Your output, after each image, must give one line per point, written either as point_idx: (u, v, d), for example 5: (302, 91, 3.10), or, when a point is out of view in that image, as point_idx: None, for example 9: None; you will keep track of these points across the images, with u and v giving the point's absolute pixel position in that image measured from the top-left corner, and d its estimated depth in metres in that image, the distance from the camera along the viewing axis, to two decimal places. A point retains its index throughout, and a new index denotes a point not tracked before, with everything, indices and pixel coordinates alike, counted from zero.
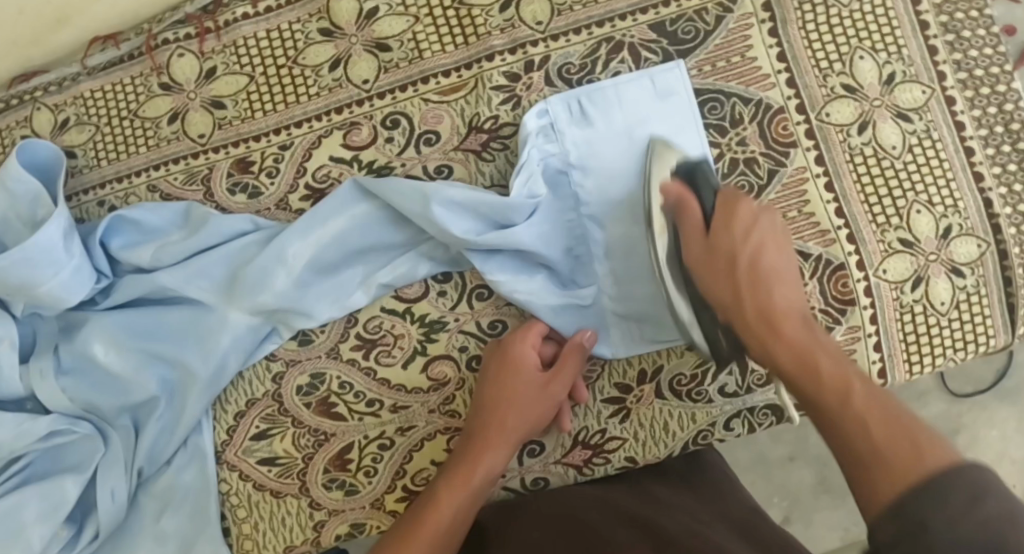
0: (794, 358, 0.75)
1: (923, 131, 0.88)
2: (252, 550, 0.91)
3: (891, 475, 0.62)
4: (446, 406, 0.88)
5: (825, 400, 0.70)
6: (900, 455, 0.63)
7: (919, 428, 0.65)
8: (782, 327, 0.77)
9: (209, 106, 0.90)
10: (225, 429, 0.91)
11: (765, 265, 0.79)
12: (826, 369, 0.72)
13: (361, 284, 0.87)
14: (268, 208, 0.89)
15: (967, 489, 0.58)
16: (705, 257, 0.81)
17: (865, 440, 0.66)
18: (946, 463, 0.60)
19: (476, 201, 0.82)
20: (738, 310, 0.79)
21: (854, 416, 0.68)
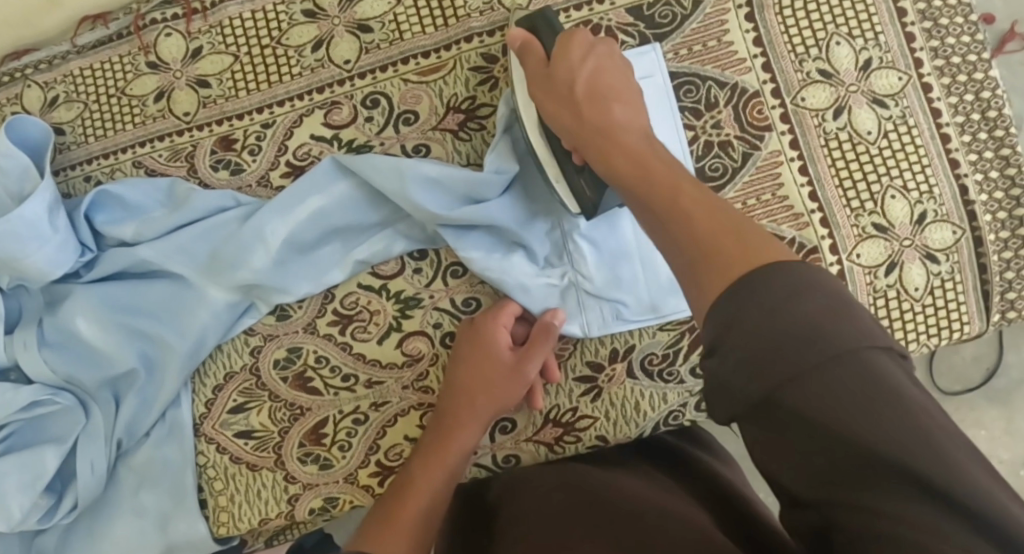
0: (627, 164, 0.70)
1: (899, 117, 0.88)
2: (228, 522, 0.92)
3: (718, 271, 0.56)
4: (420, 382, 0.89)
5: (653, 197, 0.65)
6: (727, 262, 0.56)
7: (738, 219, 0.60)
8: (618, 135, 0.74)
9: (194, 85, 0.91)
10: (203, 402, 0.92)
11: (602, 85, 0.78)
12: (656, 171, 0.68)
13: (338, 261, 0.88)
14: (250, 185, 0.90)
15: (789, 283, 0.53)
16: (549, 84, 0.79)
17: (698, 224, 0.61)
18: (771, 256, 0.55)
19: (450, 176, 0.85)
20: (576, 124, 0.77)
21: (673, 205, 0.63)
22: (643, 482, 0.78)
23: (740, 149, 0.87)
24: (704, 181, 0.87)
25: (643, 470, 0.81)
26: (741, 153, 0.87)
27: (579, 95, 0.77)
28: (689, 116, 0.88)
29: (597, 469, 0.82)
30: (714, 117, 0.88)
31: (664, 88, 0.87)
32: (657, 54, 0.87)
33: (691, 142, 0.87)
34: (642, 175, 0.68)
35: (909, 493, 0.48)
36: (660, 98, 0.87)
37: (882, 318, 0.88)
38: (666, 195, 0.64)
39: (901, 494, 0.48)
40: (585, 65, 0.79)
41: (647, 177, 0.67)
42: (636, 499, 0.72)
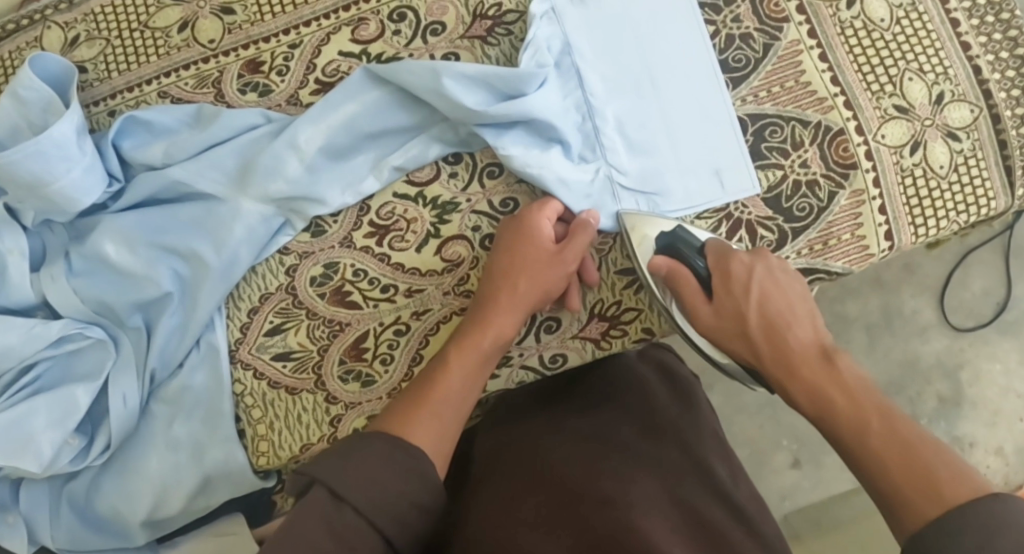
0: (809, 400, 0.76)
1: (909, 4, 0.91)
2: (269, 451, 0.90)
3: (913, 513, 0.66)
4: (462, 286, 0.88)
5: (841, 433, 0.73)
6: (948, 485, 0.66)
7: (925, 445, 0.69)
8: (800, 370, 0.78)
9: (219, 13, 0.92)
10: (238, 327, 0.90)
11: (773, 313, 0.81)
12: (839, 403, 0.74)
13: (373, 169, 0.88)
14: (279, 104, 0.91)
15: (986, 521, 0.62)
16: (729, 331, 0.83)
17: (893, 463, 0.69)
18: (964, 499, 0.64)
19: (487, 74, 0.83)
20: (752, 355, 0.82)
21: (863, 436, 0.71)
22: (618, 454, 0.80)
23: (761, 41, 0.90)
24: (728, 72, 0.89)
25: (616, 426, 0.83)
26: (762, 44, 0.90)
27: (767, 307, 0.81)
28: (709, 12, 0.90)
29: (582, 428, 0.83)
30: (733, 11, 0.90)
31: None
32: None
33: (713, 37, 0.90)
34: (837, 430, 0.73)
35: None
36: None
37: (911, 197, 0.90)
38: (853, 432, 0.72)
39: None
40: (754, 277, 0.82)
41: (842, 417, 0.73)
42: (617, 497, 0.74)
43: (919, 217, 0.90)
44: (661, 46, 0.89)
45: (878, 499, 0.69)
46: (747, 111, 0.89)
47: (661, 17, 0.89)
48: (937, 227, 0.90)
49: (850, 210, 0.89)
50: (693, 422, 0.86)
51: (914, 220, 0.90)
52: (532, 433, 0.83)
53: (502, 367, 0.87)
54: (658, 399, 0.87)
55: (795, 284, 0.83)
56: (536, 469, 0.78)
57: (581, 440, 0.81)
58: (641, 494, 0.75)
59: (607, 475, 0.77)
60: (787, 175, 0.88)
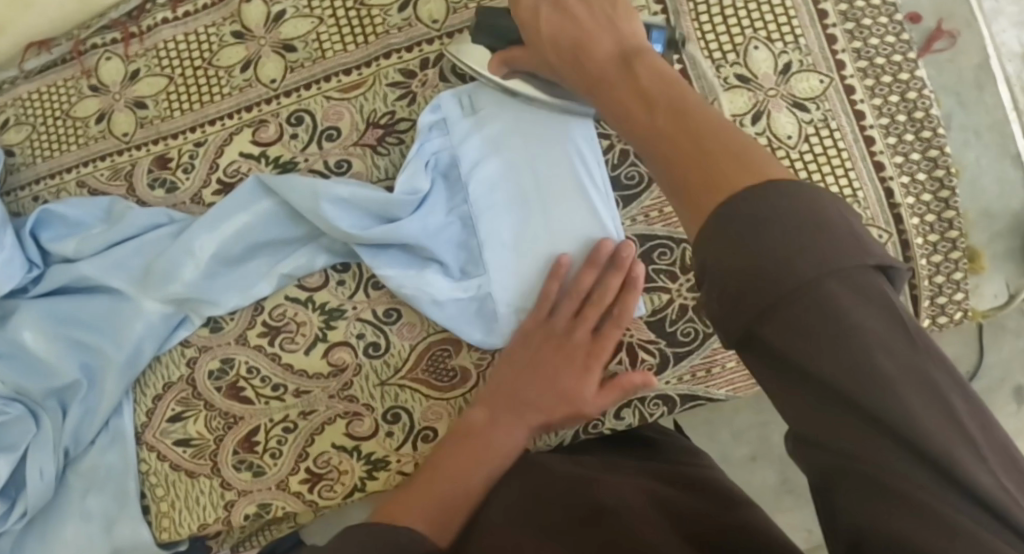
0: (631, 93, 0.65)
1: (821, 120, 0.87)
2: (170, 528, 0.95)
3: (695, 201, 0.53)
4: (345, 391, 0.90)
5: (638, 125, 0.62)
6: (735, 171, 0.53)
7: (702, 116, 0.58)
8: (602, 77, 0.69)
9: (133, 106, 0.95)
10: (144, 411, 0.95)
11: (587, 39, 0.73)
12: (652, 92, 0.63)
13: (265, 275, 0.90)
14: (184, 203, 0.94)
15: (800, 208, 0.49)
16: (556, 48, 0.76)
17: (679, 139, 0.57)
18: (756, 180, 0.51)
19: (364, 198, 0.85)
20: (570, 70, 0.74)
21: (673, 159, 0.57)
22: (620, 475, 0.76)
23: None
24: (619, 189, 0.88)
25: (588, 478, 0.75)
26: None
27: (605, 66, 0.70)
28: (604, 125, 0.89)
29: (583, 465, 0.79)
30: None
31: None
32: None
33: (606, 151, 0.89)
34: (650, 124, 0.61)
35: (920, 465, 0.46)
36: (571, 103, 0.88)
37: None
38: (642, 140, 0.61)
39: (918, 468, 0.46)
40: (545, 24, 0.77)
41: (694, 131, 0.57)
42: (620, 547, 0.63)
43: None
44: (551, 160, 0.87)
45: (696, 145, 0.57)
46: (637, 231, 0.88)
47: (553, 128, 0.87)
48: None
49: None
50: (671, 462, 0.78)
51: None
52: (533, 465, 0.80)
53: (381, 471, 0.90)
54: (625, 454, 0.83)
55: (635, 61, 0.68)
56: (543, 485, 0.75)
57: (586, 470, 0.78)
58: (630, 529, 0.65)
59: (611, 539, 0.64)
60: (673, 299, 0.87)
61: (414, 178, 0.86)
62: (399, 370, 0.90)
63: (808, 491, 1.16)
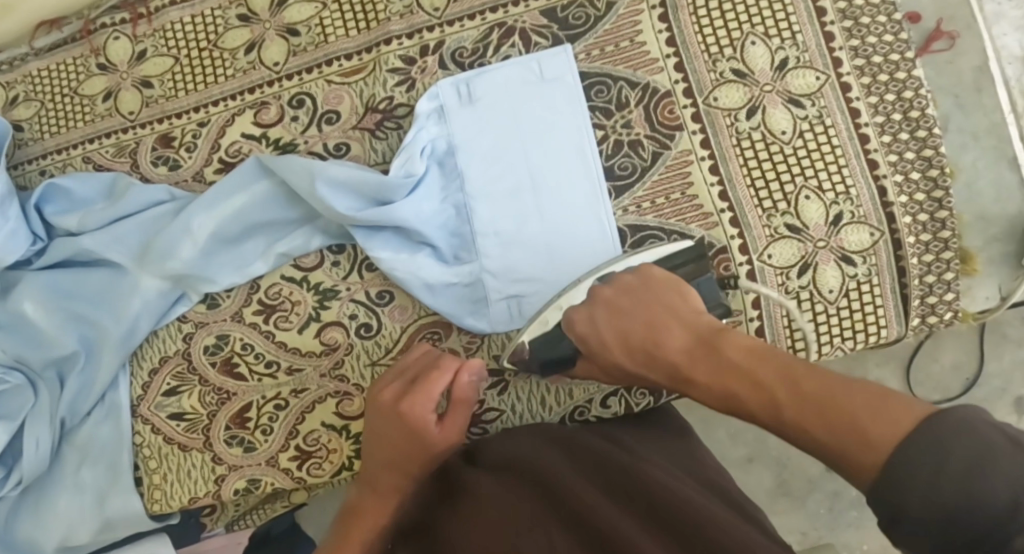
0: (723, 387, 0.69)
1: (815, 117, 0.87)
2: (161, 500, 0.97)
3: (847, 454, 0.60)
4: (336, 370, 0.92)
5: (759, 416, 0.67)
6: (883, 433, 0.59)
7: (827, 382, 0.64)
8: (733, 387, 0.69)
9: (139, 86, 0.97)
10: (140, 384, 0.97)
11: (692, 346, 0.73)
12: (745, 392, 0.67)
13: (260, 254, 0.92)
14: (186, 180, 0.95)
15: (958, 434, 0.57)
16: (638, 359, 0.77)
17: (765, 371, 0.67)
18: (892, 439, 0.59)
19: (360, 181, 0.86)
20: (666, 377, 0.75)
21: (802, 432, 0.63)
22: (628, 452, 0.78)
23: (650, 149, 0.88)
24: (612, 180, 0.88)
25: (597, 451, 0.77)
26: (651, 152, 0.88)
27: (642, 329, 0.76)
28: (600, 116, 0.88)
29: (589, 433, 0.82)
30: (625, 116, 0.88)
31: (572, 88, 0.88)
32: (569, 55, 0.88)
33: (601, 142, 0.88)
34: (700, 369, 0.71)
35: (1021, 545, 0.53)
36: (567, 95, 0.88)
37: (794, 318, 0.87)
38: (730, 403, 0.69)
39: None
40: (632, 324, 0.77)
41: (746, 401, 0.68)
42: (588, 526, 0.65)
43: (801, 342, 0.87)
44: (545, 149, 0.88)
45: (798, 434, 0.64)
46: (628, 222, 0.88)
47: (549, 120, 0.88)
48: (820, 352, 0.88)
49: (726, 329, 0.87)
50: (696, 469, 0.78)
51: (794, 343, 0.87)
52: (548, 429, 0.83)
53: None
54: (627, 426, 0.86)
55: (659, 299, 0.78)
56: (550, 449, 0.77)
57: (594, 438, 0.80)
58: (602, 504, 0.68)
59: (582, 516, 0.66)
60: None
61: (410, 163, 0.87)
62: (390, 351, 0.90)
63: (804, 493, 1.18)
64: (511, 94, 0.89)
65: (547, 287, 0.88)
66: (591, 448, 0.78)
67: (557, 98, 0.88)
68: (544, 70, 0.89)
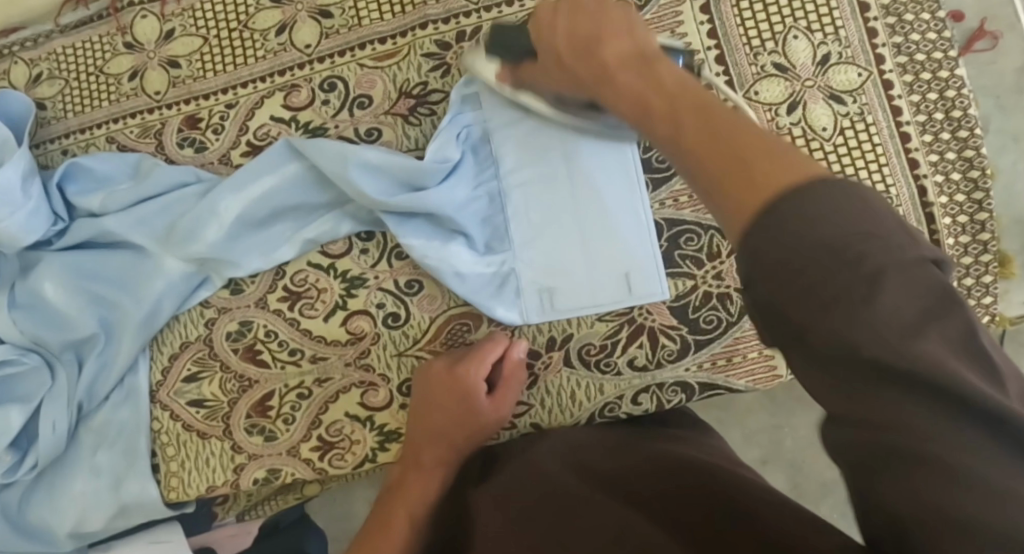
0: (690, 114, 0.60)
1: (857, 114, 0.86)
2: (178, 487, 0.96)
3: (754, 190, 0.51)
4: (362, 360, 0.90)
5: (703, 164, 0.56)
6: (765, 168, 0.51)
7: (738, 129, 0.56)
8: (683, 113, 0.61)
9: (166, 65, 0.95)
10: (160, 369, 0.95)
11: (676, 80, 0.67)
12: (723, 119, 0.58)
13: (288, 239, 0.90)
14: (212, 163, 0.94)
15: (836, 199, 0.48)
16: (631, 104, 0.68)
17: (758, 167, 0.52)
18: (810, 175, 0.50)
19: (393, 164, 0.84)
20: (629, 95, 0.69)
21: (701, 169, 0.56)
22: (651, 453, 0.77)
23: None
24: (650, 172, 0.87)
25: (611, 464, 0.76)
26: None
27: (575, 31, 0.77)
28: None
29: (615, 435, 0.82)
30: None
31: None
32: None
33: None
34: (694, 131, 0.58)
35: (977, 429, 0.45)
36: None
37: None
38: (698, 150, 0.57)
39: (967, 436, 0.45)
40: (561, 19, 0.78)
41: (768, 174, 0.51)
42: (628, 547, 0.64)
43: None
44: (581, 137, 0.87)
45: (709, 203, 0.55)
46: (664, 216, 0.87)
47: None
48: None
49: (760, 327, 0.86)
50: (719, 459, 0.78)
51: None
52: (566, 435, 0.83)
53: (393, 442, 0.91)
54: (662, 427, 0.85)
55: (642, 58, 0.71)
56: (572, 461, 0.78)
57: (618, 443, 0.80)
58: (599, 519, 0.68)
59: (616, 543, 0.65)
60: (698, 285, 0.86)
61: (443, 148, 0.86)
62: (417, 342, 0.89)
63: (818, 497, 1.17)
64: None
65: (580, 278, 0.86)
66: (611, 453, 0.78)
67: None
68: None
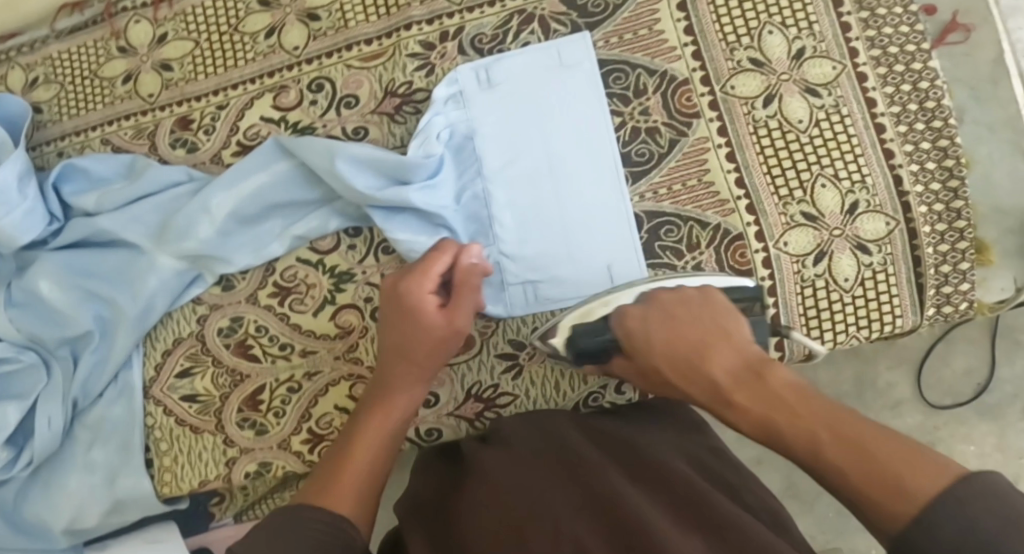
0: (756, 429, 0.69)
1: (832, 106, 0.88)
2: (171, 482, 0.97)
3: (864, 467, 0.62)
4: (351, 353, 0.92)
5: (787, 434, 0.66)
6: (916, 473, 0.60)
7: (860, 423, 0.64)
8: (736, 393, 0.70)
9: (159, 68, 0.97)
10: (153, 365, 0.97)
11: (757, 357, 0.72)
12: (782, 421, 0.67)
13: (278, 235, 0.92)
14: (204, 162, 0.96)
15: (967, 492, 0.58)
16: (683, 340, 0.75)
17: (874, 485, 0.61)
18: (951, 477, 0.60)
19: (378, 159, 0.86)
20: (689, 378, 0.74)
21: (817, 456, 0.64)
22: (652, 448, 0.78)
23: (667, 136, 0.88)
24: (629, 166, 0.89)
25: (615, 448, 0.77)
26: (668, 139, 0.88)
27: (680, 322, 0.76)
28: (618, 103, 0.89)
29: (613, 424, 0.82)
30: (642, 103, 0.89)
31: (591, 74, 0.89)
32: (587, 42, 0.89)
33: (618, 128, 0.89)
34: (780, 401, 0.68)
35: None
36: (586, 81, 0.89)
37: (810, 306, 0.87)
38: (793, 418, 0.66)
39: None
40: (657, 331, 0.77)
41: (868, 490, 0.62)
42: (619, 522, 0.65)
43: (816, 329, 0.87)
44: (565, 126, 0.89)
45: (837, 489, 0.64)
46: (644, 208, 0.88)
47: (566, 105, 0.89)
48: (835, 340, 0.87)
49: None
50: (704, 454, 0.80)
51: (810, 331, 0.87)
52: (561, 414, 0.83)
53: None
54: (654, 414, 0.85)
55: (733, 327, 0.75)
56: (578, 439, 0.78)
57: (620, 432, 0.80)
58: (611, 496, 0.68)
59: (609, 507, 0.67)
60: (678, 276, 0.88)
61: (427, 144, 0.88)
62: None
63: (812, 497, 1.17)
64: (528, 80, 0.90)
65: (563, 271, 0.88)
66: (615, 442, 0.78)
67: (573, 84, 0.89)
68: (562, 56, 0.90)
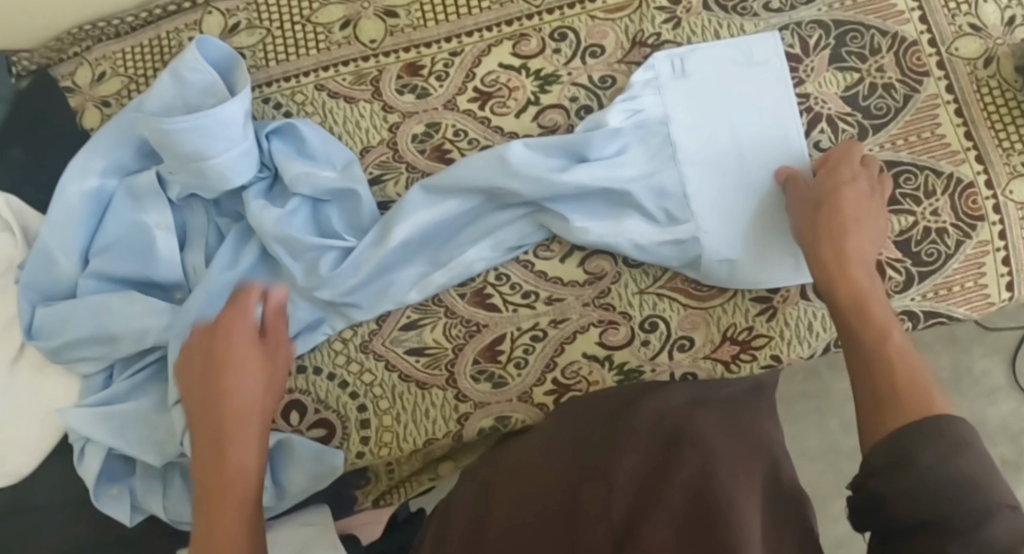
0: (827, 237, 0.82)
1: None
2: (391, 443, 0.92)
3: (897, 415, 0.69)
4: (602, 299, 0.91)
5: (855, 319, 0.78)
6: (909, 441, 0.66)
7: (914, 372, 0.72)
8: (844, 207, 0.83)
9: (382, 15, 0.97)
10: (375, 317, 0.93)
11: (846, 204, 0.84)
12: (877, 309, 0.78)
13: (427, 248, 0.91)
14: (436, 108, 0.94)
15: (965, 477, 0.63)
16: (809, 202, 0.85)
17: (896, 404, 0.70)
18: (951, 473, 0.64)
19: (551, 145, 0.89)
20: (815, 197, 0.85)
21: (885, 335, 0.76)
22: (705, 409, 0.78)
23: (902, 91, 0.94)
24: (870, 118, 0.93)
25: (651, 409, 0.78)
26: (903, 94, 0.94)
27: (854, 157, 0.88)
28: (856, 60, 0.94)
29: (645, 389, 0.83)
30: (878, 61, 0.94)
31: (780, 70, 0.92)
32: (775, 41, 0.93)
33: (857, 83, 0.94)
34: (851, 325, 0.78)
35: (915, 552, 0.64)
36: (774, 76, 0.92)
37: None
38: (856, 306, 0.78)
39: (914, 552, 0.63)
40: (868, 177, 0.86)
41: (904, 401, 0.70)
42: (657, 500, 0.68)
43: None
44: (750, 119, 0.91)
45: (855, 363, 0.76)
46: (885, 157, 0.93)
47: (755, 101, 0.91)
48: None
49: (974, 259, 0.92)
50: (719, 408, 0.79)
51: None
52: (614, 395, 0.83)
53: (633, 381, 0.91)
54: (702, 386, 0.83)
55: (881, 188, 0.87)
56: (621, 414, 0.78)
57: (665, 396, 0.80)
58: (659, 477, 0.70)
59: (651, 492, 0.69)
60: (918, 221, 0.92)
61: (613, 126, 0.90)
62: (658, 280, 0.91)
63: None
64: (719, 74, 0.92)
65: (767, 251, 0.89)
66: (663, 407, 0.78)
67: (760, 81, 0.92)
68: (753, 53, 0.93)
